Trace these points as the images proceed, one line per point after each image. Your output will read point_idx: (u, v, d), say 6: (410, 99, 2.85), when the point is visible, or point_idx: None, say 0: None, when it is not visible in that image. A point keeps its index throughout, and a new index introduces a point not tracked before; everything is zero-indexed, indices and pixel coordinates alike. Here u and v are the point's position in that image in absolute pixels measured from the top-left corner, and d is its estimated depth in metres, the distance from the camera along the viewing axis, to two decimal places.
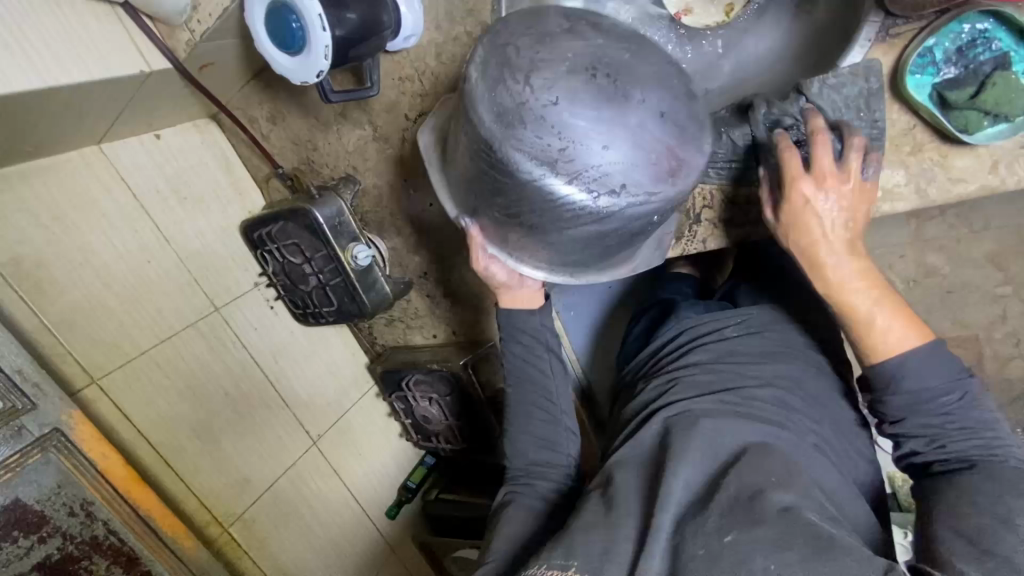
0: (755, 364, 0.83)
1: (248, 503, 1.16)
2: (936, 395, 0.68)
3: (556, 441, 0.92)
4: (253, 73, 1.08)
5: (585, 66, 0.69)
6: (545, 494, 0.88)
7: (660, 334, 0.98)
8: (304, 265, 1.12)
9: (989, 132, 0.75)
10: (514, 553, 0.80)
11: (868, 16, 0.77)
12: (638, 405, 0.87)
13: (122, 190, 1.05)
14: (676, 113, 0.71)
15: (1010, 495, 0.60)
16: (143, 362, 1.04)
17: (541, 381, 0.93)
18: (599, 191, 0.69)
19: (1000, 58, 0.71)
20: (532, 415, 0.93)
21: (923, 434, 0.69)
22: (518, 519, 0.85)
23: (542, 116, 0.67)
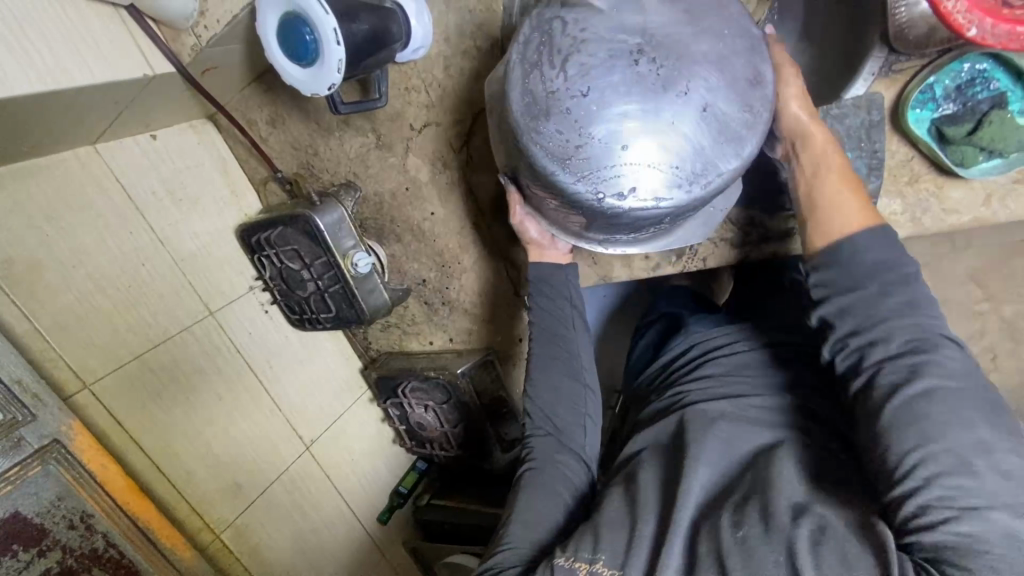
0: (766, 376, 0.85)
1: (241, 510, 1.15)
2: (882, 287, 0.66)
3: (579, 410, 0.91)
4: (256, 75, 1.07)
5: (630, 52, 0.70)
6: (566, 472, 0.86)
7: (670, 348, 1.01)
8: (302, 271, 1.11)
9: (984, 166, 0.80)
10: (530, 541, 0.79)
11: (874, 50, 0.77)
12: (657, 410, 0.91)
13: (117, 191, 1.03)
14: (721, 112, 0.71)
15: (955, 423, 0.58)
16: (137, 367, 1.02)
17: (562, 358, 0.92)
18: (605, 193, 0.72)
19: (997, 98, 0.76)
20: (555, 382, 0.91)
21: (868, 332, 0.66)
22: (537, 498, 0.83)
23: (567, 109, 0.71)
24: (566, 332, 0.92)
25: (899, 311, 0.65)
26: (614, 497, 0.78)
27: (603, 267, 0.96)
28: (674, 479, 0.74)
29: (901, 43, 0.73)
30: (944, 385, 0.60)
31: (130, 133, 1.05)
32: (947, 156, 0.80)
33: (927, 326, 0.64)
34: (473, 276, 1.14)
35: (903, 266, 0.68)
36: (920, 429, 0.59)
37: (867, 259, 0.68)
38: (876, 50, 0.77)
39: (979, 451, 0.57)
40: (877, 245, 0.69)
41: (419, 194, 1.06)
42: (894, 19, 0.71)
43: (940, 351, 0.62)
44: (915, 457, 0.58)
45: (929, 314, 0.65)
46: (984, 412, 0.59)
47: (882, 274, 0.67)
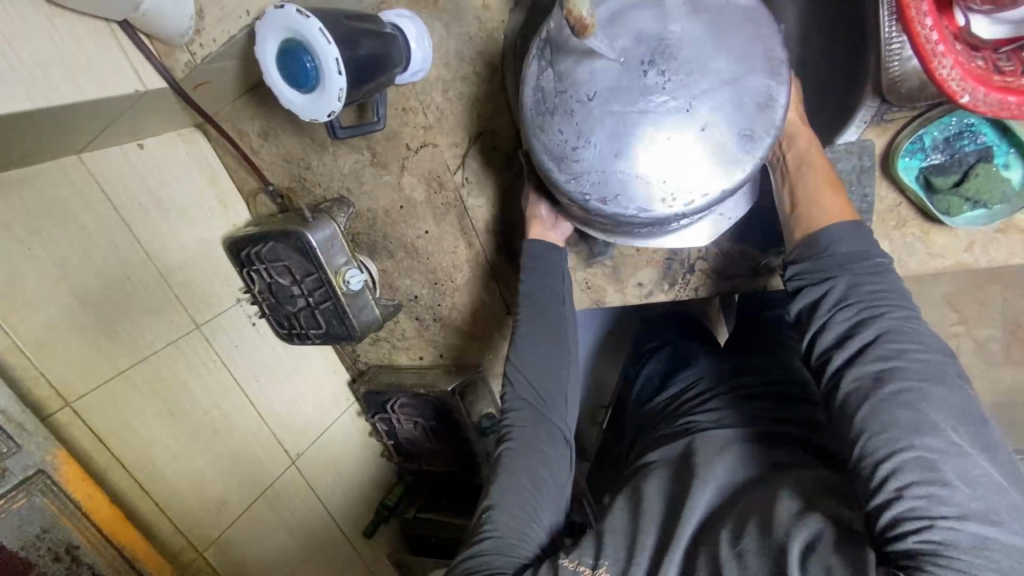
0: (772, 396, 0.84)
1: (225, 527, 1.14)
2: (859, 287, 0.65)
3: (563, 386, 0.87)
4: (248, 87, 1.05)
5: (639, 63, 0.68)
6: (551, 462, 0.84)
7: (679, 382, 0.96)
8: (292, 286, 1.10)
9: (967, 216, 0.80)
10: (514, 533, 0.79)
11: (866, 99, 0.74)
12: (665, 437, 0.87)
13: (102, 202, 1.00)
14: (723, 132, 0.69)
15: (927, 431, 0.57)
16: (120, 383, 1.00)
17: (554, 335, 0.88)
18: (592, 196, 0.73)
19: (984, 151, 0.76)
20: (540, 356, 0.87)
21: (846, 329, 0.65)
22: (517, 480, 0.82)
23: (571, 110, 0.71)
24: (555, 304, 0.88)
25: (867, 311, 0.64)
26: (616, 508, 0.78)
27: (596, 291, 0.96)
28: (679, 492, 0.74)
29: (893, 94, 0.64)
30: (911, 388, 0.59)
31: (116, 143, 1.02)
32: (933, 205, 0.79)
33: (897, 325, 0.63)
34: (465, 294, 1.12)
35: (873, 262, 0.66)
36: (887, 435, 0.58)
37: (837, 257, 0.67)
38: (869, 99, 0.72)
39: (954, 458, 0.56)
40: (850, 242, 0.67)
41: (413, 212, 1.06)
42: (885, 72, 0.63)
43: (908, 352, 0.61)
44: (887, 465, 0.58)
45: (900, 313, 0.63)
46: (956, 417, 0.58)
47: (852, 272, 0.66)
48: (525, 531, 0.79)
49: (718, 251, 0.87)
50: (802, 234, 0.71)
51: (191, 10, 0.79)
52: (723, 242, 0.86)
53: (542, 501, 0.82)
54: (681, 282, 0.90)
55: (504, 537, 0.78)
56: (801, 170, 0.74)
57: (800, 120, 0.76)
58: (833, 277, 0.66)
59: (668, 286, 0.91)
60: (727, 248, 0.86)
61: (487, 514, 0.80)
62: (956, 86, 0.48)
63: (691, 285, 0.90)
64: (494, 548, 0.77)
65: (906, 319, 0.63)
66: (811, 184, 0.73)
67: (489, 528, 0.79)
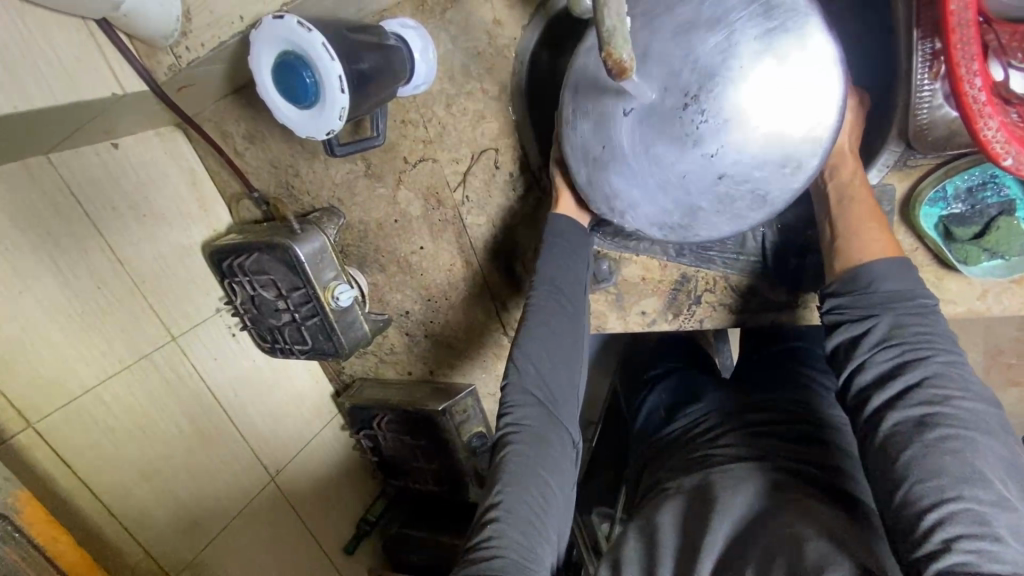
0: (789, 428, 0.80)
1: (199, 549, 1.08)
2: (905, 324, 0.62)
3: (575, 379, 0.75)
4: (234, 87, 0.98)
5: (682, 93, 0.64)
6: (558, 470, 0.71)
7: (687, 415, 0.95)
8: (277, 300, 1.04)
9: (985, 266, 0.69)
10: (522, 552, 0.65)
11: (890, 143, 0.67)
12: (679, 467, 0.85)
13: (72, 207, 0.92)
14: (738, 185, 0.66)
15: (974, 480, 0.54)
16: (89, 401, 0.92)
17: (571, 323, 0.75)
18: (602, 205, 0.75)
19: (1007, 203, 0.65)
20: (551, 343, 0.74)
21: (891, 365, 0.61)
22: (523, 487, 0.68)
23: (605, 118, 0.70)
24: (568, 285, 0.77)
25: (910, 353, 0.61)
26: (630, 537, 0.77)
27: (598, 317, 0.93)
28: (695, 522, 0.71)
29: (919, 143, 0.62)
30: (957, 435, 0.56)
31: (87, 141, 0.94)
32: (948, 255, 0.69)
33: (943, 369, 0.59)
34: (459, 312, 1.09)
35: (919, 303, 0.63)
36: (930, 482, 0.55)
37: (877, 295, 0.64)
38: (891, 142, 0.67)
39: (1001, 511, 0.53)
40: (893, 282, 0.63)
41: (408, 226, 1.01)
42: (913, 118, 0.60)
43: (955, 398, 0.58)
44: (932, 515, 0.54)
45: (946, 357, 0.60)
46: (1004, 470, 0.55)
47: (895, 311, 0.62)
48: (534, 551, 0.66)
49: (725, 282, 0.85)
50: (841, 267, 0.68)
51: (177, 12, 0.74)
52: (731, 275, 0.84)
53: (549, 515, 0.69)
54: (687, 312, 0.89)
55: (512, 558, 0.64)
56: (846, 199, 0.70)
57: (848, 148, 0.70)
58: (875, 315, 0.63)
59: (672, 315, 0.90)
60: (736, 280, 0.85)
61: (489, 528, 0.67)
62: (1000, 148, 0.46)
63: (696, 315, 0.89)
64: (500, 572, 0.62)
65: (953, 364, 0.60)
66: (856, 214, 0.68)
67: (492, 546, 0.65)
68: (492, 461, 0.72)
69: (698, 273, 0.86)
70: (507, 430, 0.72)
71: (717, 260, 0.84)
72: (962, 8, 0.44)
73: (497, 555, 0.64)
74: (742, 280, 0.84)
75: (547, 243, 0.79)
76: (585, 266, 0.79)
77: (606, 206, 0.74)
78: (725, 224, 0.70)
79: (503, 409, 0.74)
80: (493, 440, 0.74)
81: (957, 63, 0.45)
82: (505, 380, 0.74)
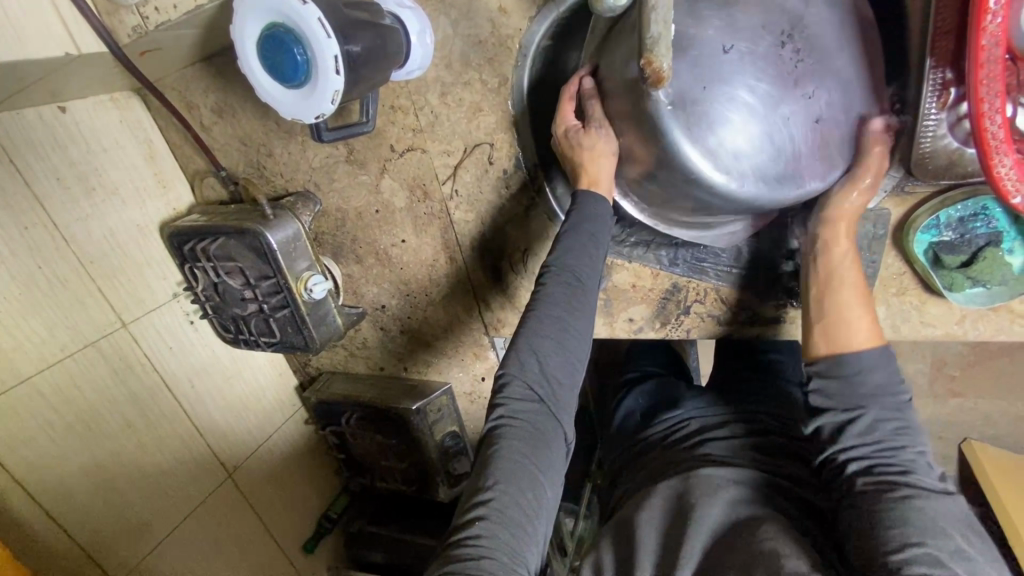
0: (767, 440, 0.81)
1: (147, 551, 0.99)
2: (887, 412, 0.65)
3: (576, 376, 0.72)
4: (203, 55, 0.90)
5: (779, 31, 0.63)
6: (554, 469, 0.69)
7: (665, 418, 0.95)
8: (244, 290, 0.97)
9: (967, 292, 0.71)
10: (508, 557, 0.62)
11: (889, 168, 0.69)
12: (651, 473, 0.84)
13: (10, 175, 0.82)
14: (830, 128, 0.66)
15: (935, 531, 0.56)
16: (25, 394, 0.83)
17: (571, 321, 0.71)
18: (706, 154, 0.64)
19: (995, 236, 0.67)
20: (557, 340, 0.70)
21: (873, 440, 0.64)
22: (515, 487, 0.66)
23: (706, 55, 0.63)
24: (584, 275, 0.72)
25: (889, 443, 0.64)
26: (612, 544, 0.75)
27: None
28: (674, 532, 0.70)
29: (918, 169, 0.64)
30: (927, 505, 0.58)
31: (30, 103, 0.84)
32: (935, 280, 0.71)
33: (917, 460, 0.63)
34: (438, 310, 1.05)
35: (901, 396, 0.65)
36: (898, 529, 0.57)
37: (865, 386, 0.66)
38: (892, 167, 0.68)
39: (960, 559, 0.55)
40: (880, 373, 0.66)
41: (389, 218, 0.97)
42: (916, 146, 0.62)
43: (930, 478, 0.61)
44: (899, 556, 0.55)
45: (920, 450, 0.63)
46: (966, 531, 0.57)
47: (880, 404, 0.65)
48: (522, 555, 0.64)
49: (716, 294, 0.86)
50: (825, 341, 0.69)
51: None
52: (720, 287, 0.85)
53: (541, 518, 0.67)
54: (675, 322, 0.89)
55: (499, 560, 0.61)
56: (841, 278, 0.70)
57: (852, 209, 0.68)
58: (862, 407, 0.65)
59: (659, 325, 0.90)
60: (723, 292, 0.85)
61: (477, 527, 0.64)
62: (1010, 185, 0.48)
63: (683, 326, 0.89)
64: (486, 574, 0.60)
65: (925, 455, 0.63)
66: (847, 296, 0.69)
67: (479, 546, 0.62)
68: (481, 455, 0.70)
69: (689, 284, 0.86)
70: (500, 423, 0.69)
71: (710, 272, 0.84)
72: (993, 45, 0.45)
73: (486, 557, 0.61)
74: (732, 292, 0.85)
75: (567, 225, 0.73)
76: (603, 259, 0.74)
77: (699, 158, 0.64)
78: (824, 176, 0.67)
79: (495, 401, 0.71)
80: (483, 433, 0.71)
81: (981, 98, 0.47)
82: (501, 372, 0.72)
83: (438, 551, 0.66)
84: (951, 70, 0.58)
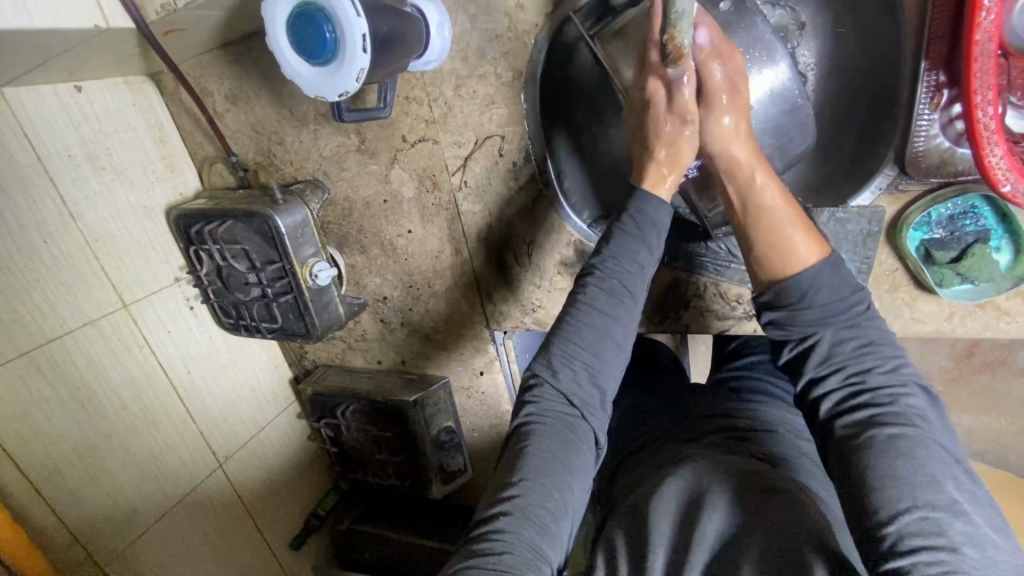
0: (772, 432, 0.81)
1: (133, 538, 0.97)
2: (842, 311, 0.66)
3: (610, 385, 0.72)
4: (222, 42, 0.93)
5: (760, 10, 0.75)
6: (581, 470, 0.70)
7: (670, 411, 0.95)
8: (249, 274, 0.98)
9: (956, 288, 0.74)
10: (530, 553, 0.62)
11: (884, 165, 0.72)
12: (656, 460, 0.84)
13: (23, 148, 0.83)
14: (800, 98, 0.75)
15: (925, 488, 0.54)
16: (22, 369, 0.82)
17: (609, 323, 0.71)
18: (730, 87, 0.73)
19: (983, 234, 0.70)
20: (593, 345, 0.71)
21: (834, 359, 0.66)
22: (542, 486, 0.66)
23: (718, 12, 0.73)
24: (631, 282, 0.71)
25: (854, 366, 0.65)
26: (614, 530, 0.75)
27: None
28: (677, 517, 0.69)
29: (912, 169, 0.68)
30: (909, 438, 0.58)
31: (48, 80, 0.85)
32: (927, 276, 0.74)
33: (887, 380, 0.63)
34: (440, 301, 1.06)
35: (853, 309, 0.66)
36: (886, 491, 0.55)
37: (812, 311, 0.66)
38: (886, 165, 0.72)
39: (955, 518, 0.53)
40: (826, 292, 0.65)
41: (397, 208, 0.99)
42: (910, 146, 0.67)
43: (900, 397, 0.61)
44: (890, 528, 0.54)
45: (887, 364, 0.64)
46: (949, 469, 0.56)
47: (833, 328, 0.66)
48: (543, 552, 0.64)
49: (715, 289, 0.88)
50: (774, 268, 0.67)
51: None
52: (717, 282, 0.88)
53: (563, 518, 0.67)
54: (675, 315, 0.92)
55: (520, 556, 0.62)
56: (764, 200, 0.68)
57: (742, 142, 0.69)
58: (815, 332, 0.66)
59: (661, 318, 0.93)
60: (720, 288, 0.88)
61: (500, 522, 0.64)
62: (1000, 174, 0.53)
63: (682, 320, 0.92)
64: (507, 569, 0.60)
65: (894, 369, 0.64)
66: (780, 216, 0.67)
67: (501, 541, 0.63)
68: (509, 451, 0.71)
69: (691, 279, 0.89)
70: (530, 421, 0.71)
71: (710, 268, 0.87)
72: (986, 40, 0.51)
73: (507, 551, 0.62)
74: (731, 286, 0.87)
75: (624, 227, 0.71)
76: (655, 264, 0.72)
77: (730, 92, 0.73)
78: (796, 144, 0.76)
79: (526, 398, 0.74)
80: (514, 429, 0.73)
81: (974, 91, 0.52)
82: (537, 370, 0.73)
83: (459, 543, 0.67)
84: (943, 73, 0.63)
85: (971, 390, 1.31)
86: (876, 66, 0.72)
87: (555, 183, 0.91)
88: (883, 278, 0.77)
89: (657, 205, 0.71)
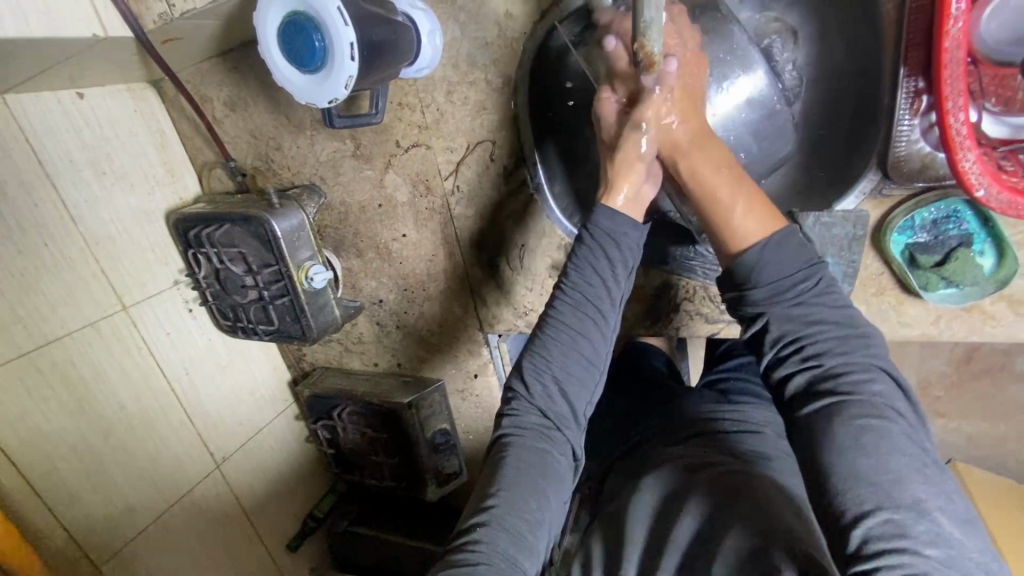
0: (756, 433, 0.80)
1: (130, 538, 0.98)
2: (795, 286, 0.65)
3: (584, 395, 0.73)
4: (220, 50, 0.95)
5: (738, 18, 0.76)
6: (557, 480, 0.71)
7: (654, 414, 0.96)
8: (246, 277, 1.00)
9: (941, 292, 0.74)
10: (506, 563, 0.63)
11: (868, 169, 0.73)
12: (636, 466, 0.85)
13: (25, 154, 0.85)
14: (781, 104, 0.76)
15: (892, 488, 0.55)
16: (22, 369, 0.84)
17: (581, 336, 0.71)
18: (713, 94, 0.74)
19: (967, 237, 0.71)
20: (564, 359, 0.71)
21: (791, 337, 0.65)
22: (517, 497, 0.67)
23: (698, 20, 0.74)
24: (599, 295, 0.71)
25: (812, 347, 0.64)
26: (601, 531, 0.76)
27: None
28: (660, 520, 0.70)
29: (895, 173, 0.69)
30: (871, 433, 0.57)
31: (50, 87, 0.87)
32: (911, 280, 0.74)
33: (845, 362, 0.63)
34: (434, 304, 1.07)
35: (800, 286, 0.66)
36: (852, 492, 0.56)
37: (766, 289, 0.66)
38: (870, 169, 0.73)
39: (919, 519, 0.53)
40: (776, 270, 0.65)
41: (392, 213, 1.00)
42: (892, 150, 0.68)
43: (861, 384, 0.61)
44: (856, 532, 0.54)
45: (842, 341, 0.64)
46: (913, 463, 0.56)
47: (781, 306, 0.65)
48: (520, 563, 0.64)
49: (705, 292, 0.89)
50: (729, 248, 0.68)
51: None
52: (707, 285, 0.88)
53: (541, 527, 0.68)
54: (666, 319, 0.93)
55: (495, 566, 0.62)
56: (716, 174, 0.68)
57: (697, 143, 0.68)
58: (764, 311, 0.66)
59: (652, 322, 0.94)
60: (710, 291, 0.89)
61: (477, 533, 0.65)
62: (974, 178, 0.56)
63: (673, 323, 0.93)
64: None
65: (854, 348, 0.63)
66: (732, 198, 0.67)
67: (477, 551, 0.63)
68: (489, 464, 0.72)
69: (680, 282, 0.90)
70: (507, 434, 0.72)
71: (699, 271, 0.87)
72: (954, 48, 0.54)
73: (482, 561, 0.62)
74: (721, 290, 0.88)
75: (583, 242, 0.72)
76: (624, 276, 0.72)
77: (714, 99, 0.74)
78: (778, 147, 0.78)
79: (503, 413, 0.75)
80: (493, 443, 0.74)
81: (946, 98, 0.55)
82: (513, 384, 0.75)
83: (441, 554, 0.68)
84: (922, 79, 0.64)
85: (970, 395, 1.29)
86: (860, 72, 0.73)
87: (546, 187, 0.92)
88: (871, 282, 0.78)
89: (615, 219, 0.71)
